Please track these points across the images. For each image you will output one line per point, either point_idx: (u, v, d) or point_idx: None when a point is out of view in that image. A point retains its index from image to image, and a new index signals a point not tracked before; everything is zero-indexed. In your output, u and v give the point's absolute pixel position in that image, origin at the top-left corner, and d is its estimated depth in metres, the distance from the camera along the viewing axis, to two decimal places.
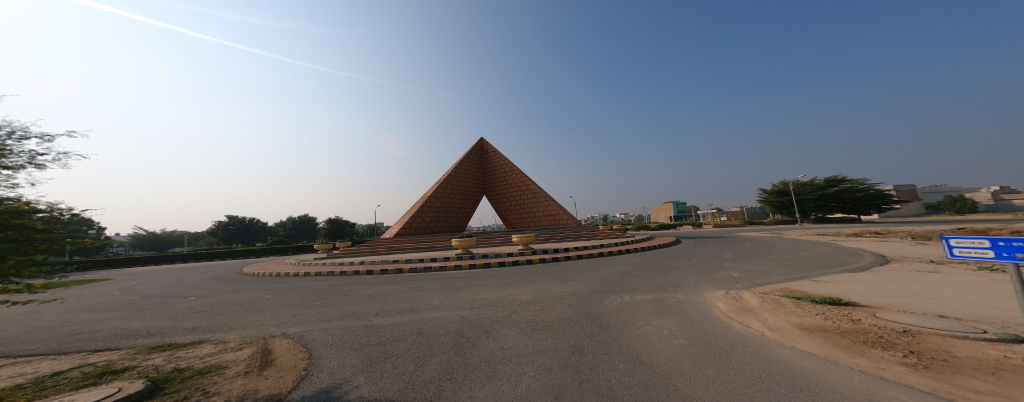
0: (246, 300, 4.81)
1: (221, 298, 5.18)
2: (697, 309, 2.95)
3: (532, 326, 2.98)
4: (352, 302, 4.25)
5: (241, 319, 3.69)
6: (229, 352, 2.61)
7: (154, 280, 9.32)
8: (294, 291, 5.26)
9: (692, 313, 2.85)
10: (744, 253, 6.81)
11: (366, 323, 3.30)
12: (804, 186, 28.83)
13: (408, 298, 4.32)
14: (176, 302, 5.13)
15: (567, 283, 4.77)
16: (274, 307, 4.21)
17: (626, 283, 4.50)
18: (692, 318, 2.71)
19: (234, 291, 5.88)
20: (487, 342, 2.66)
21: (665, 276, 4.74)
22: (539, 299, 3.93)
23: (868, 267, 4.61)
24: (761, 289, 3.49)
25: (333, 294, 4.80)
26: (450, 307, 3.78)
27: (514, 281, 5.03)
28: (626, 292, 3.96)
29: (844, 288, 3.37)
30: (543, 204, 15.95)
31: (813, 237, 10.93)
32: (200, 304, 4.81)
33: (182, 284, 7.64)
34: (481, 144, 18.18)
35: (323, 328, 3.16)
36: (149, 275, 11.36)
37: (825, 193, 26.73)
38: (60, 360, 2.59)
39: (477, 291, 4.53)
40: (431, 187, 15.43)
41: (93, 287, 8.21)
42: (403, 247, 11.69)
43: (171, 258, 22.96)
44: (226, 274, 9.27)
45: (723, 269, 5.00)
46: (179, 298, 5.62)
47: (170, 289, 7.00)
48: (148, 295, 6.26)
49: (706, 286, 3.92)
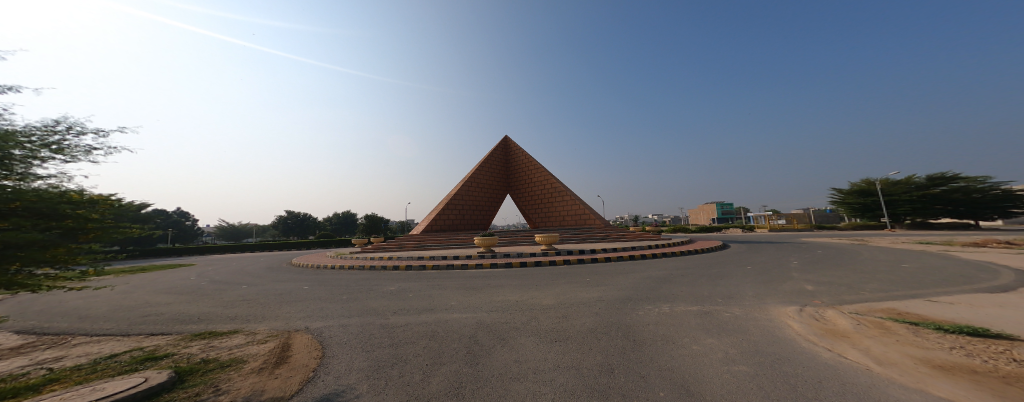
0: (283, 291, 5.09)
1: (265, 288, 5.58)
2: (761, 327, 2.38)
3: (553, 337, 2.64)
4: (374, 298, 4.26)
5: (275, 310, 3.85)
6: (254, 344, 2.66)
7: (219, 267, 10.51)
8: (326, 284, 5.49)
9: (754, 331, 2.30)
10: (815, 262, 5.72)
11: (384, 322, 3.23)
12: (897, 185, 24.35)
13: (427, 296, 4.22)
14: (229, 290, 5.62)
15: (595, 287, 4.32)
16: (305, 299, 4.37)
17: (665, 290, 3.93)
18: (755, 337, 2.16)
19: (278, 281, 6.34)
20: (501, 352, 2.38)
21: (713, 285, 4.08)
22: (563, 304, 3.58)
23: (1006, 287, 3.50)
24: (851, 308, 2.75)
25: (358, 289, 4.88)
26: (468, 309, 3.58)
27: (536, 283, 4.71)
28: (665, 302, 3.43)
29: (980, 314, 2.52)
30: (570, 203, 15.30)
31: (910, 246, 9.02)
32: (247, 292, 5.20)
33: (239, 272, 8.49)
34: (506, 142, 17.99)
35: (342, 325, 3.15)
36: (219, 262, 12.94)
37: (925, 194, 22.29)
38: (121, 342, 2.83)
39: (498, 292, 4.29)
40: (456, 185, 15.63)
41: (174, 271, 9.50)
42: (431, 244, 11.94)
43: (240, 248, 26.20)
44: (276, 264, 10.16)
45: (790, 280, 4.17)
46: (233, 285, 6.17)
47: (229, 276, 7.79)
48: (210, 281, 7.00)
49: (769, 299, 3.23)
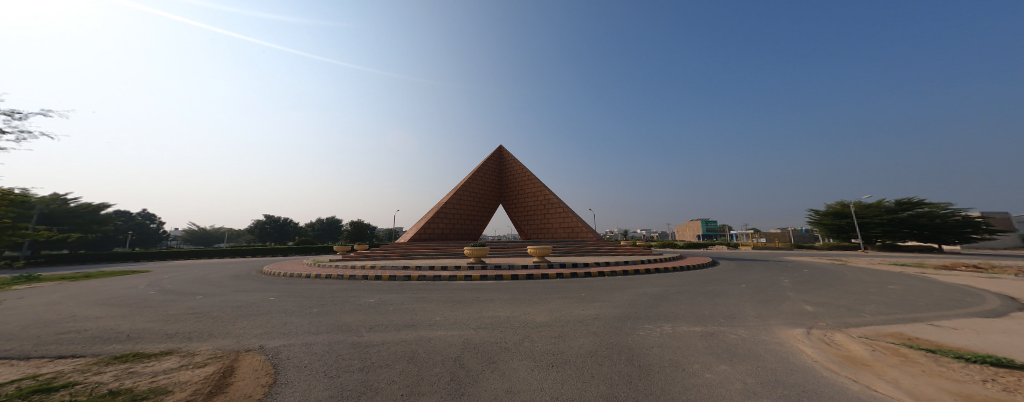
0: (246, 302, 4.60)
1: (226, 298, 5.05)
2: (778, 353, 2.16)
3: (551, 361, 2.35)
4: (347, 312, 3.86)
5: (228, 326, 3.40)
6: (187, 370, 2.33)
7: (182, 274, 9.70)
8: (296, 295, 5.01)
9: (770, 358, 2.08)
10: (807, 282, 5.67)
11: (355, 340, 2.86)
12: (868, 208, 25.65)
13: (408, 310, 3.84)
14: (182, 301, 5.05)
15: (590, 304, 4.08)
16: (268, 313, 3.91)
17: (664, 309, 3.72)
18: (773, 365, 1.94)
19: (242, 291, 5.79)
20: (490, 379, 2.08)
21: (712, 304, 3.90)
22: (557, 322, 3.30)
23: (1001, 313, 3.44)
24: (861, 331, 2.59)
25: (332, 300, 4.46)
26: (454, 325, 3.25)
27: (529, 298, 4.42)
28: (665, 321, 3.21)
29: (992, 341, 2.38)
30: (563, 215, 15.18)
31: (890, 267, 9.25)
32: (202, 304, 4.67)
33: (201, 281, 7.78)
34: (500, 152, 17.88)
35: (305, 344, 2.77)
36: (183, 268, 11.98)
37: (894, 217, 23.54)
38: (11, 368, 2.41)
39: (487, 307, 3.97)
40: (447, 194, 15.26)
41: (126, 279, 8.63)
42: (417, 253, 11.46)
43: (210, 254, 24.63)
44: (247, 272, 9.46)
45: (788, 300, 4.05)
46: (189, 296, 5.58)
47: (188, 285, 7.11)
48: (165, 291, 6.34)
49: (773, 321, 3.05)
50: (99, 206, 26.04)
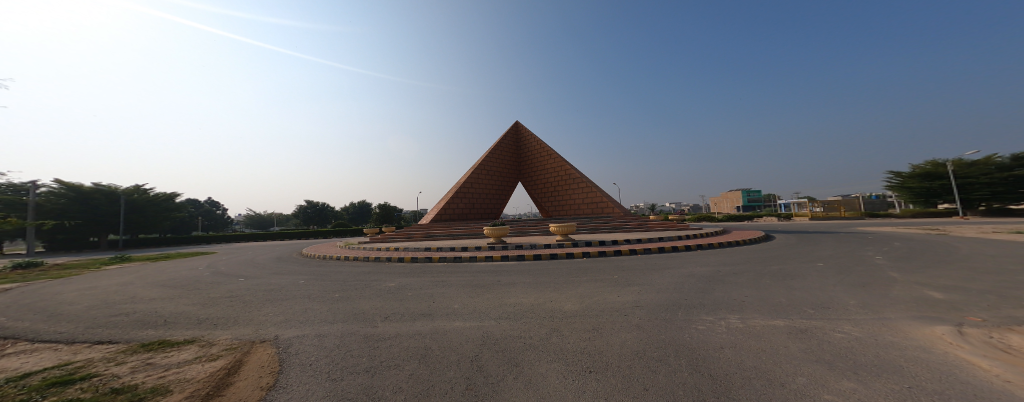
0: (276, 286, 4.67)
1: (260, 281, 5.19)
2: (935, 370, 1.48)
3: (586, 366, 1.89)
4: (367, 298, 3.69)
5: (252, 312, 3.28)
6: (199, 363, 2.06)
7: (231, 256, 10.51)
8: (323, 278, 5.04)
9: (931, 379, 1.41)
10: (903, 258, 4.61)
11: (368, 332, 2.63)
12: (971, 166, 21.38)
13: (427, 297, 3.59)
14: (224, 283, 5.27)
15: (626, 288, 3.53)
16: (293, 298, 3.87)
17: (720, 294, 3.07)
18: (946, 392, 1.28)
19: (277, 274, 5.98)
20: (514, 389, 1.68)
21: (785, 289, 3.17)
22: (589, 311, 2.83)
23: None
24: None
25: (354, 285, 4.37)
26: (473, 315, 2.91)
27: (554, 281, 3.99)
28: (727, 311, 2.59)
29: None
30: (586, 190, 14.33)
31: (1007, 237, 7.48)
32: (239, 287, 4.81)
33: (246, 263, 8.29)
34: (518, 127, 17.07)
35: (319, 335, 2.57)
36: (235, 251, 13.10)
37: (1006, 176, 19.47)
38: (53, 353, 2.25)
39: (509, 292, 3.61)
40: (466, 173, 14.99)
41: (186, 261, 9.49)
42: (441, 234, 11.45)
43: (262, 236, 27.24)
44: (285, 254, 10.02)
45: (892, 284, 3.19)
46: (230, 278, 5.85)
47: (233, 267, 7.58)
48: (213, 273, 6.78)
49: (885, 314, 2.31)
50: (169, 195, 29.43)
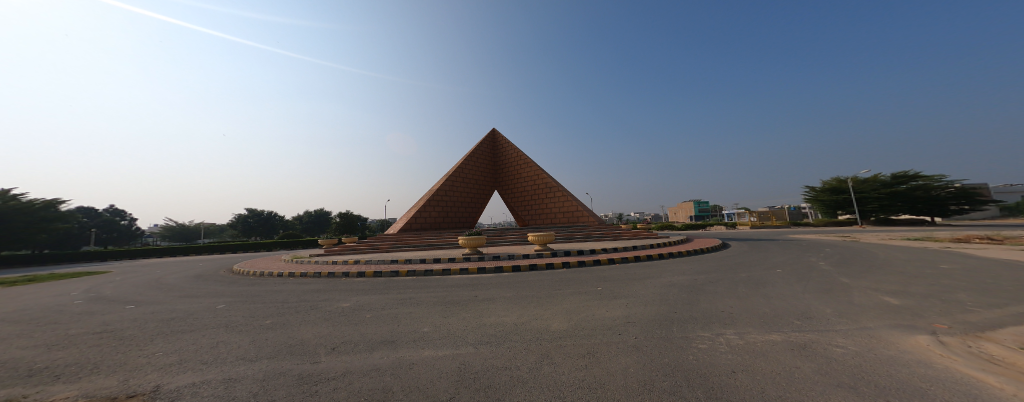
0: (186, 313, 3.68)
1: (166, 307, 4.10)
2: (960, 394, 1.32)
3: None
4: (310, 324, 2.99)
5: (135, 353, 2.42)
6: None
7: (137, 276, 8.59)
8: (256, 300, 4.13)
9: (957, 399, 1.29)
10: (846, 264, 5.07)
11: (305, 370, 2.02)
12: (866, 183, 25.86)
13: (390, 319, 3.01)
14: (111, 311, 4.08)
15: (613, 301, 3.31)
16: (206, 328, 3.01)
17: (709, 306, 2.97)
18: None
19: (194, 297, 4.83)
20: None
21: (767, 298, 3.18)
22: (581, 330, 2.51)
23: None
24: (1009, 339, 1.88)
25: (296, 307, 3.59)
26: (446, 340, 2.44)
27: (537, 295, 3.65)
28: (724, 324, 2.44)
29: None
30: (561, 199, 14.42)
31: (910, 242, 8.80)
32: (132, 315, 3.72)
33: (155, 284, 6.73)
34: (493, 135, 16.81)
35: (229, 382, 1.89)
36: (144, 268, 10.79)
37: (890, 192, 23.83)
38: None
39: (487, 310, 3.18)
40: (438, 180, 14.25)
41: (66, 283, 7.49)
42: (408, 244, 10.58)
43: (187, 250, 23.27)
44: (212, 271, 8.41)
45: (852, 289, 3.38)
46: (124, 304, 4.58)
47: (135, 290, 6.07)
48: (101, 298, 5.32)
49: (867, 322, 2.33)
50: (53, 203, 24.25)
